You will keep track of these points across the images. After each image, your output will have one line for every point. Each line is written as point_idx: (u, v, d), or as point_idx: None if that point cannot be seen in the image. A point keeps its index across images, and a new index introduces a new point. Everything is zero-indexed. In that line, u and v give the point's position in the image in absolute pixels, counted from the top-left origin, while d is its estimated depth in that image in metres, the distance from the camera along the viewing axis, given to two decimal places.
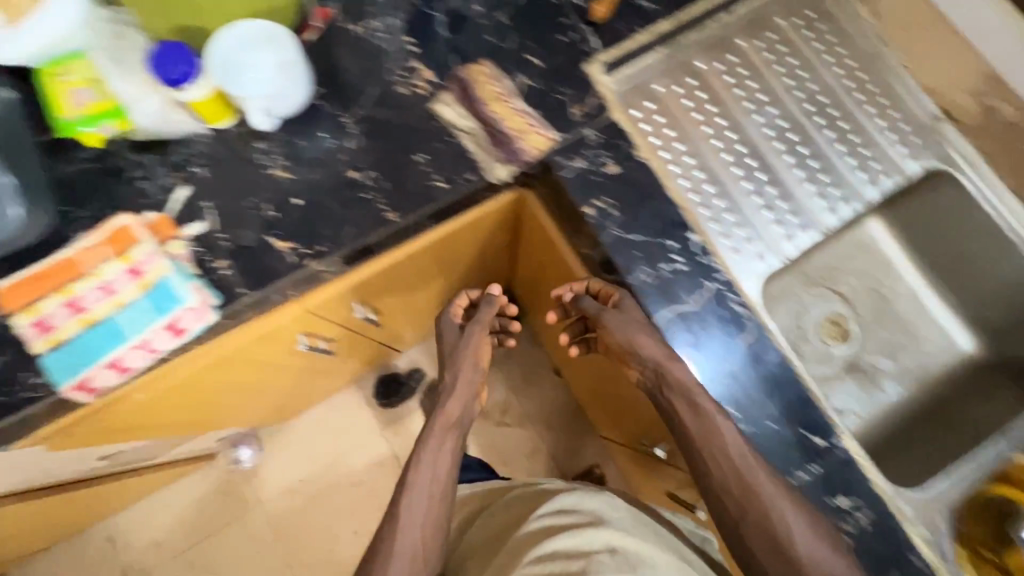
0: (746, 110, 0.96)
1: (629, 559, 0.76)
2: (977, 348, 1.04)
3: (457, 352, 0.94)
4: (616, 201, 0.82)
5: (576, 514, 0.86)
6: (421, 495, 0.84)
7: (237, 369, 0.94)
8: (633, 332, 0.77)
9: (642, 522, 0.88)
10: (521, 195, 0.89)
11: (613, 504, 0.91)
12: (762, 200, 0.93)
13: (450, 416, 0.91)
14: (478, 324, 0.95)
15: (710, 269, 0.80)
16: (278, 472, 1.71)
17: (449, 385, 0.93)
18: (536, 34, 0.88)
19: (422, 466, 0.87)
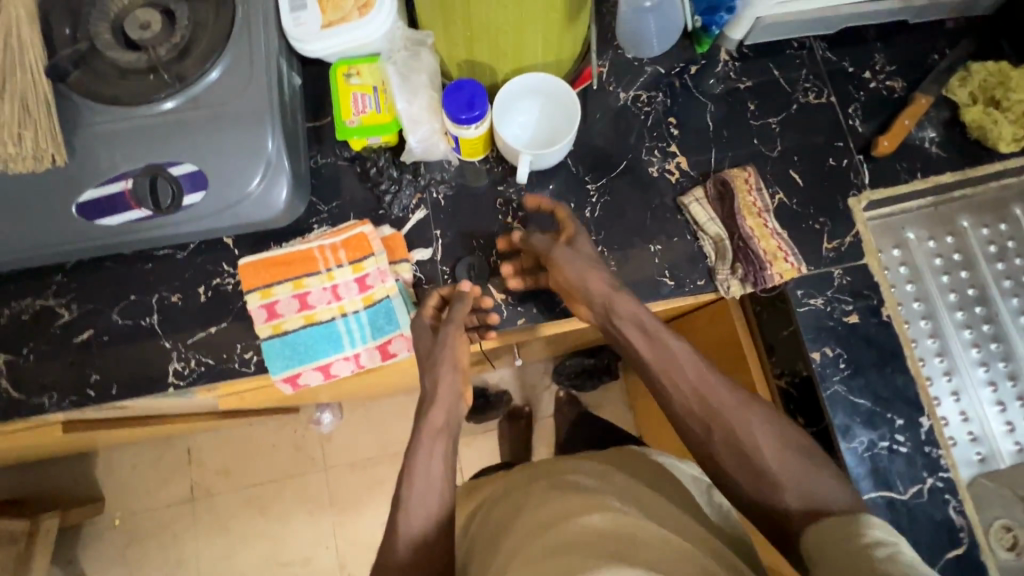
0: (1003, 288, 0.87)
1: (622, 540, 0.56)
2: None
3: (435, 360, 0.70)
4: (847, 353, 0.76)
5: (576, 496, 0.65)
6: (420, 506, 0.63)
7: (385, 376, 0.94)
8: (584, 268, 0.71)
9: (653, 500, 0.67)
10: (727, 304, 0.83)
11: (603, 480, 0.70)
12: (995, 393, 0.84)
13: (436, 424, 0.68)
14: (456, 323, 0.71)
15: (935, 463, 0.74)
16: (324, 453, 1.53)
17: (432, 391, 0.69)
18: (804, 152, 0.83)
19: (417, 472, 0.65)
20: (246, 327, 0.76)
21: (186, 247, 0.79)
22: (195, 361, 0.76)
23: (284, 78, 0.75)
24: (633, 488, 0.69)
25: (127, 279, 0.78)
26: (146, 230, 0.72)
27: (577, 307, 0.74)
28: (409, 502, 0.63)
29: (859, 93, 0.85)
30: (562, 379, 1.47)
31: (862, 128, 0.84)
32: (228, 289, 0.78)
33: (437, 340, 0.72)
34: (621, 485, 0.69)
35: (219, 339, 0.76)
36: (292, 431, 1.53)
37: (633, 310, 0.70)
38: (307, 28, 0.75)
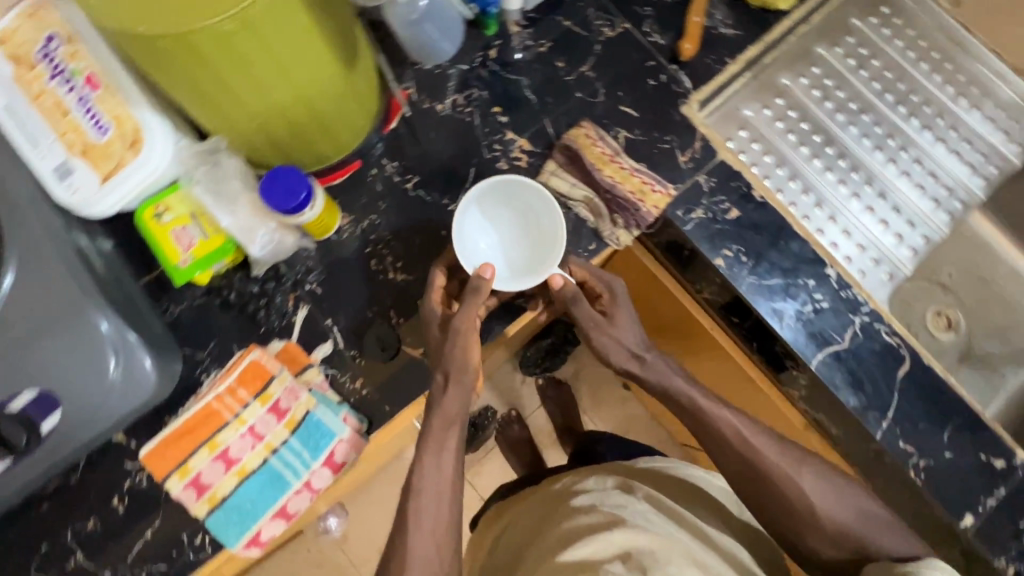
0: (841, 123, 0.94)
1: (645, 559, 0.61)
2: None
3: (444, 356, 0.68)
4: (743, 246, 0.80)
5: (592, 511, 0.70)
6: (432, 499, 0.64)
7: (358, 473, 0.89)
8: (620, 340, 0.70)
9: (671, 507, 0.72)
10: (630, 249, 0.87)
11: (627, 492, 0.75)
12: (874, 214, 0.91)
13: (450, 415, 0.66)
14: (470, 316, 0.68)
15: (855, 303, 0.79)
16: (345, 560, 1.44)
17: (444, 382, 0.67)
18: (625, 82, 0.85)
19: (425, 473, 0.64)
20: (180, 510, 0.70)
21: (77, 466, 0.70)
22: (148, 574, 0.69)
23: (88, 250, 0.68)
24: (657, 500, 0.73)
25: (28, 529, 0.69)
26: (18, 476, 0.63)
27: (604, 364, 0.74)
28: (422, 506, 0.63)
29: (646, 9, 0.88)
30: (533, 368, 1.45)
31: (663, 40, 0.87)
32: (145, 485, 0.70)
33: (449, 338, 0.69)
34: (646, 501, 0.73)
35: (159, 540, 0.69)
36: (305, 552, 1.44)
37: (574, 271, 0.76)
38: (86, 191, 0.68)
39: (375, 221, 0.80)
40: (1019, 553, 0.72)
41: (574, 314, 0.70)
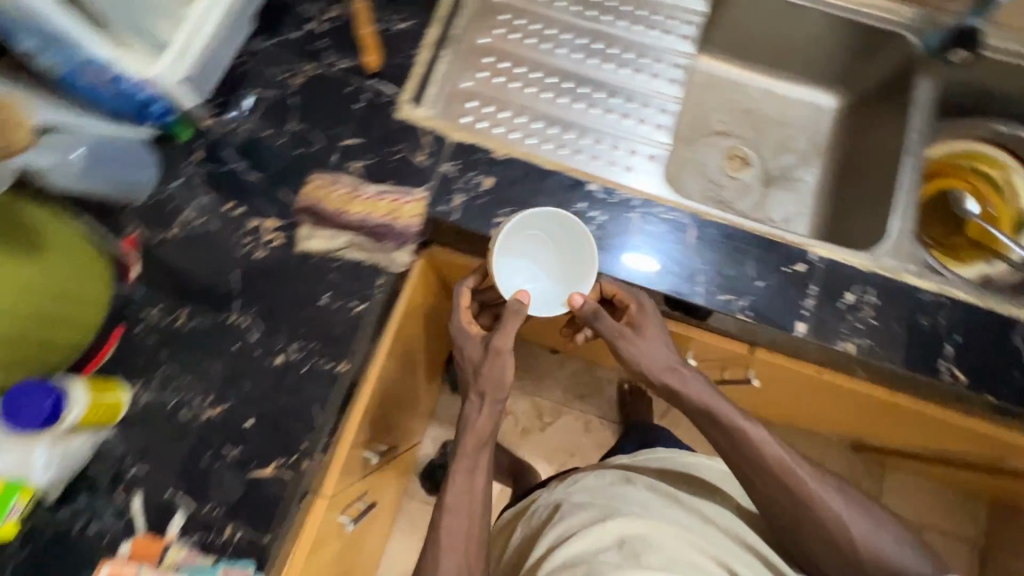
0: (548, 51, 0.98)
1: (637, 543, 0.78)
2: (836, 99, 1.17)
3: (478, 375, 0.76)
4: (511, 207, 0.82)
5: (588, 510, 0.86)
6: (455, 527, 0.74)
7: None
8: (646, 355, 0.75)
9: (662, 493, 0.89)
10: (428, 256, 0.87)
11: (631, 485, 0.90)
12: (615, 113, 0.97)
13: (479, 434, 0.77)
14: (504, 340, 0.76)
15: (625, 203, 0.84)
16: None
17: (479, 400, 0.77)
18: (334, 118, 0.85)
19: (451, 496, 0.75)
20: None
21: None
22: None
23: None
24: (655, 488, 0.90)
25: None
26: None
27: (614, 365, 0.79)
28: (446, 527, 0.74)
29: (319, 43, 0.88)
30: None
31: (347, 62, 0.87)
32: None
33: (487, 354, 0.77)
34: (647, 490, 0.89)
35: None
36: None
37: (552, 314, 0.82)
38: None
39: (166, 372, 0.75)
40: (851, 329, 0.79)
41: (598, 328, 0.76)
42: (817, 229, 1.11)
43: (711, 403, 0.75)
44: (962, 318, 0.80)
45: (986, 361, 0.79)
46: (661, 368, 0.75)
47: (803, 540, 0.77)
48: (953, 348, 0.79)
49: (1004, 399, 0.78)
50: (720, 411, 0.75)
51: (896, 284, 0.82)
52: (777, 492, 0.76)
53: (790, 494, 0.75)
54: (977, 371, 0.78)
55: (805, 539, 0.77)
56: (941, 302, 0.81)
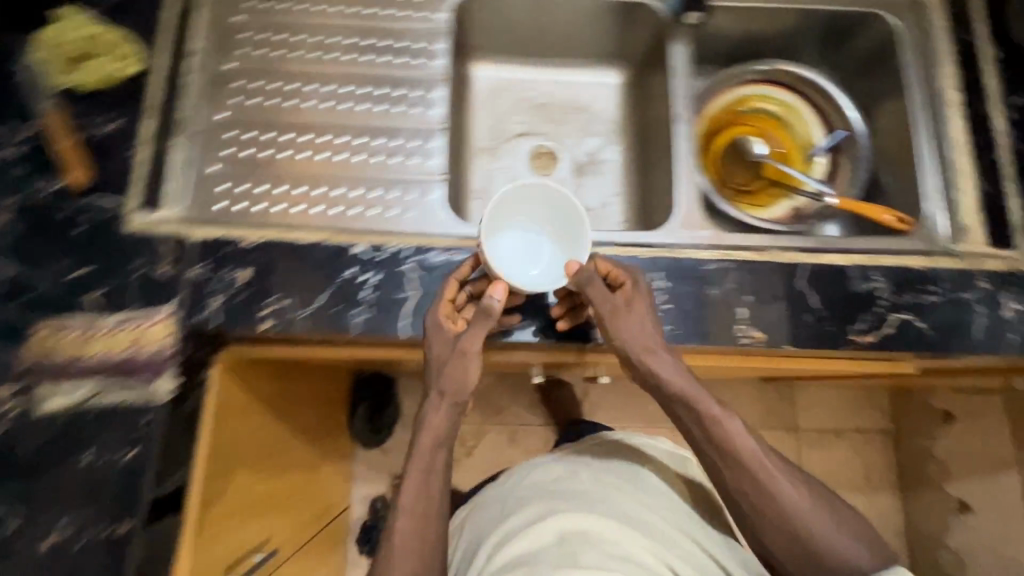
0: (294, 107, 0.90)
1: (577, 541, 0.84)
2: (619, 74, 1.17)
3: (439, 375, 0.75)
4: (276, 294, 0.75)
5: (536, 507, 0.92)
6: (410, 531, 0.77)
7: None
8: (628, 330, 0.76)
9: (608, 478, 0.97)
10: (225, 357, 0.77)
11: (575, 473, 0.98)
12: (381, 155, 0.90)
13: (436, 432, 0.78)
14: (473, 348, 0.74)
15: (395, 255, 0.78)
16: None
17: (438, 400, 0.77)
18: (55, 251, 0.76)
19: (406, 497, 0.78)
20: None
21: None
22: None
23: None
24: (602, 474, 0.98)
25: None
26: None
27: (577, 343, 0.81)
28: (400, 529, 0.77)
29: (18, 171, 0.78)
30: None
31: (56, 184, 0.78)
32: None
33: (445, 357, 0.75)
34: (591, 477, 0.97)
35: None
36: None
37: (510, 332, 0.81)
38: None
39: None
40: None
41: (589, 296, 0.75)
42: (632, 206, 1.12)
43: (688, 391, 0.77)
44: (748, 279, 0.81)
45: (778, 313, 0.79)
46: (638, 355, 0.75)
47: (753, 524, 0.80)
48: (745, 309, 0.80)
49: (804, 346, 0.79)
50: (696, 396, 0.77)
51: (681, 262, 0.82)
52: (741, 480, 0.79)
53: (751, 476, 0.78)
54: (771, 326, 0.79)
55: (754, 524, 0.80)
56: (725, 268, 0.82)
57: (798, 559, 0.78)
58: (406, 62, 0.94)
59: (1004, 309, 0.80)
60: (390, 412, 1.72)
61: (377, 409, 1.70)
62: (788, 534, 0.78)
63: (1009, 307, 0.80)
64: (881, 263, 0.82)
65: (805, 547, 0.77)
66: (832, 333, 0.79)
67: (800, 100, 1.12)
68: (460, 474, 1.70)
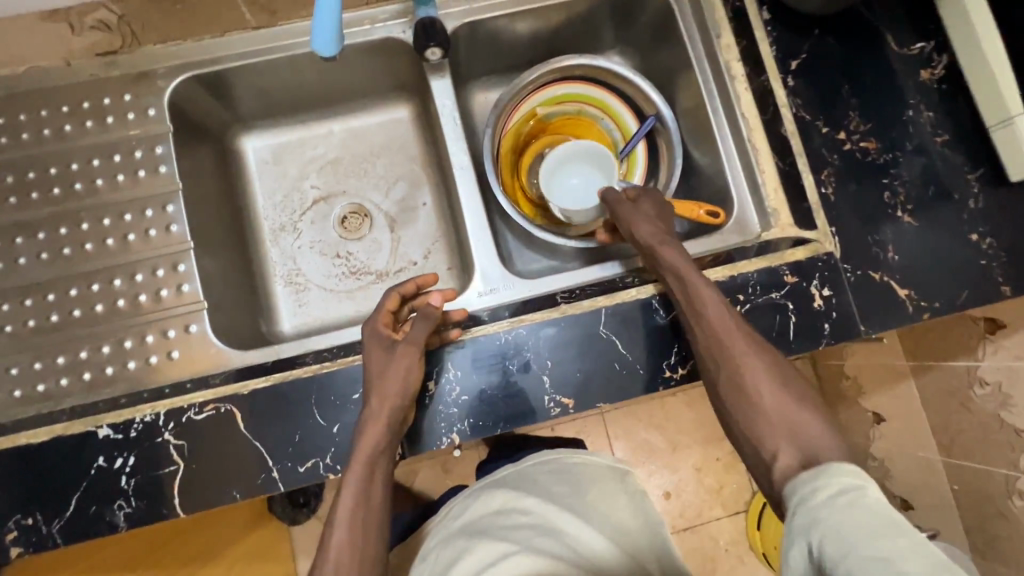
0: (6, 268, 0.78)
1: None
2: (406, 105, 1.05)
3: (380, 382, 0.68)
4: (17, 512, 0.66)
5: (478, 554, 0.77)
6: (350, 539, 0.63)
7: None
8: (633, 220, 0.78)
9: (551, 509, 0.83)
10: None
11: (518, 504, 0.84)
12: (122, 296, 0.79)
13: (373, 447, 0.67)
14: (416, 346, 0.70)
15: (147, 428, 0.69)
16: None
17: (381, 407, 0.67)
18: None
19: (343, 515, 0.65)
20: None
21: None
22: None
23: None
24: (543, 503, 0.84)
25: None
26: None
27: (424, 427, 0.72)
28: (334, 550, 0.63)
29: None
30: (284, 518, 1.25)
31: None
32: None
33: (391, 360, 0.69)
34: (537, 507, 0.83)
35: None
36: None
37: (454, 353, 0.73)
38: None
39: None
40: (448, 420, 0.72)
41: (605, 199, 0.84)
42: (456, 248, 1.03)
43: (673, 259, 0.73)
44: (549, 341, 0.74)
45: (584, 371, 0.74)
46: (649, 237, 0.76)
47: (710, 385, 0.69)
48: (549, 377, 0.73)
49: (618, 398, 0.74)
50: (668, 261, 0.73)
51: (471, 342, 0.74)
52: (698, 329, 0.70)
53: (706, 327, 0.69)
54: (578, 387, 0.73)
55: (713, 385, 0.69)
56: (522, 336, 0.74)
57: (745, 407, 0.65)
58: (128, 180, 0.81)
59: (813, 299, 0.77)
60: None
61: None
62: (734, 384, 0.66)
63: (817, 296, 0.77)
64: None
65: (749, 396, 0.65)
66: (646, 376, 0.74)
67: (600, 90, 1.01)
68: None
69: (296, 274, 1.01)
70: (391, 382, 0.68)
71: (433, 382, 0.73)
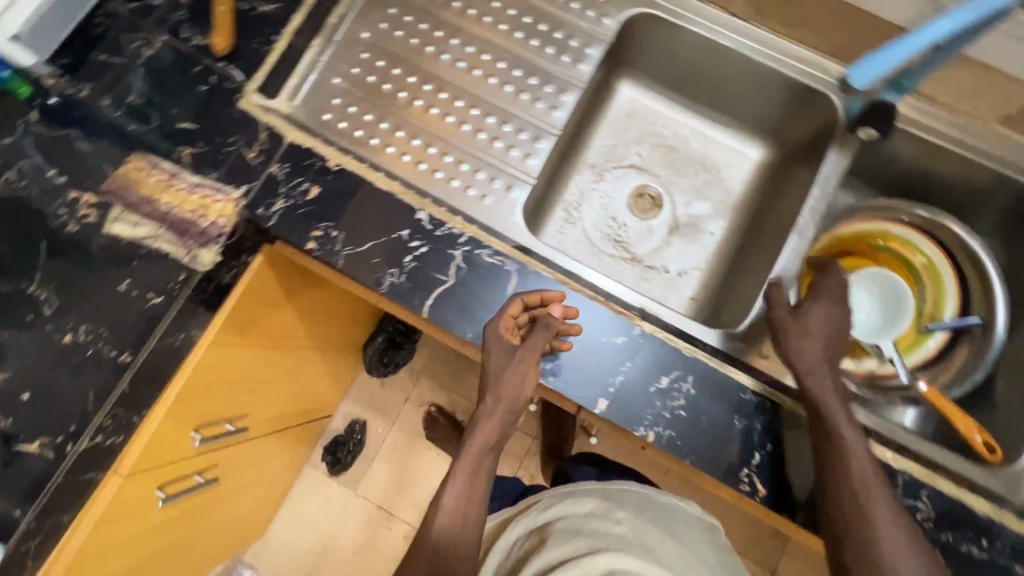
0: (430, 55, 0.90)
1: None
2: (765, 151, 1.06)
3: (501, 378, 0.73)
4: (333, 222, 0.78)
5: (574, 540, 0.78)
6: (454, 532, 0.69)
7: (108, 555, 0.92)
8: (789, 333, 0.72)
9: (643, 521, 0.84)
10: (272, 252, 0.83)
11: (606, 510, 0.84)
12: (486, 133, 0.88)
13: (486, 439, 0.73)
14: (534, 352, 0.72)
15: (451, 237, 0.78)
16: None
17: (494, 407, 0.73)
18: (178, 96, 0.82)
19: (448, 497, 0.71)
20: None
21: None
22: None
23: None
24: (633, 516, 0.84)
25: None
26: None
27: (632, 407, 0.73)
28: (438, 527, 0.69)
29: (180, 14, 0.84)
30: (376, 366, 1.74)
31: (204, 40, 0.83)
32: None
33: (510, 360, 0.73)
34: (627, 515, 0.84)
35: None
36: None
37: (699, 372, 0.75)
38: None
39: None
40: (655, 418, 0.73)
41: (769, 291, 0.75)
42: (710, 289, 1.04)
43: (820, 392, 0.69)
44: (783, 429, 0.73)
45: (794, 477, 0.72)
46: (804, 363, 0.70)
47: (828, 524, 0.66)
48: (759, 457, 0.72)
49: (802, 523, 0.72)
50: (818, 397, 0.69)
51: (721, 376, 0.75)
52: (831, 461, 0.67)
53: (847, 480, 0.66)
54: (779, 486, 0.72)
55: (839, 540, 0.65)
56: (763, 407, 0.74)
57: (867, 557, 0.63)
58: (553, 55, 0.91)
59: None
60: (405, 352, 1.74)
61: (392, 346, 1.72)
62: (855, 534, 0.64)
63: None
64: (935, 484, 0.75)
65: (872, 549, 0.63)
66: None
67: (950, 268, 0.94)
68: (432, 437, 1.70)
69: (572, 211, 1.08)
70: (520, 376, 0.73)
71: (660, 379, 0.74)
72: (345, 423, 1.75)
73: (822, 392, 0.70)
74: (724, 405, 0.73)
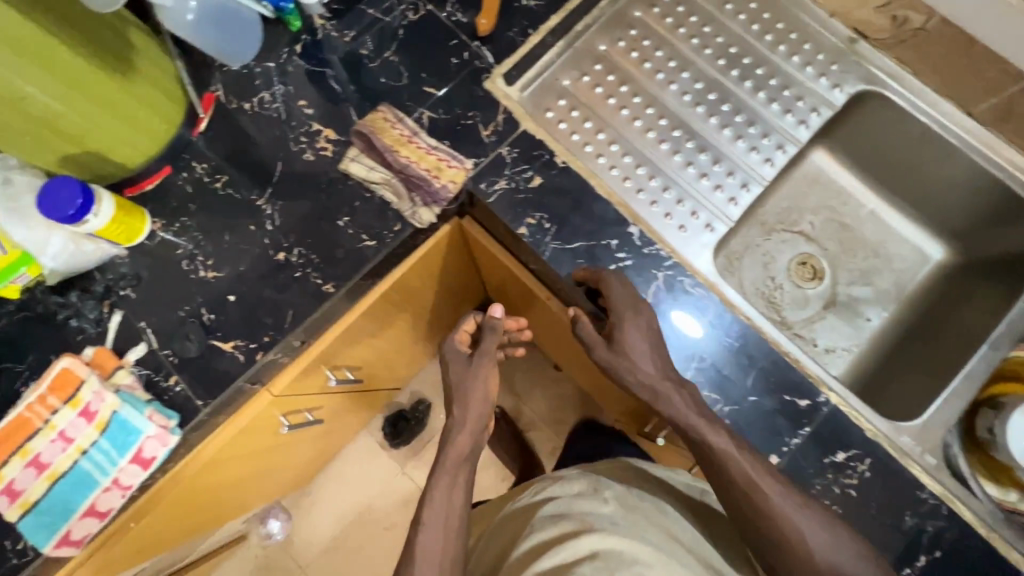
0: (659, 82, 0.93)
1: (613, 561, 0.63)
2: (944, 254, 1.05)
3: (467, 388, 0.77)
4: (547, 214, 0.81)
5: (565, 520, 0.72)
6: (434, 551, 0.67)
7: (230, 466, 0.95)
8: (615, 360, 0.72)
9: (636, 507, 0.75)
10: (462, 225, 0.88)
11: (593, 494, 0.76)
12: (697, 168, 0.90)
13: (461, 448, 0.73)
14: (488, 354, 0.80)
15: (658, 258, 0.80)
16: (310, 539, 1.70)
17: (462, 416, 0.75)
18: (431, 63, 0.87)
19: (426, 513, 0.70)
20: (20, 544, 0.75)
21: None
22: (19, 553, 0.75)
23: None
24: (624, 499, 0.76)
25: None
26: None
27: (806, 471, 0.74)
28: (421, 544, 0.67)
29: None
30: None
31: (465, 18, 0.88)
32: None
33: (472, 367, 0.78)
34: (619, 500, 0.75)
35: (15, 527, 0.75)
36: (253, 556, 1.70)
37: (876, 457, 0.75)
38: None
39: (187, 223, 0.82)
40: (824, 488, 0.74)
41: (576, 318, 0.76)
42: (858, 374, 1.02)
43: (672, 410, 0.70)
44: (953, 536, 0.73)
45: None
46: (652, 380, 0.71)
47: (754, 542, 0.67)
48: (925, 561, 0.72)
49: None
50: (670, 413, 0.70)
51: (899, 467, 0.75)
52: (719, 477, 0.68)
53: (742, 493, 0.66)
54: None
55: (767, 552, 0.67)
56: (938, 511, 0.73)
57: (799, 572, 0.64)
58: (777, 112, 0.94)
59: None
60: None
61: None
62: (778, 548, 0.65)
63: None
64: None
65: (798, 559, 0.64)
66: None
67: None
68: None
69: (735, 261, 1.05)
70: (482, 382, 0.77)
71: (839, 456, 0.75)
72: (411, 399, 1.75)
73: (672, 408, 0.70)
74: (899, 496, 0.74)
